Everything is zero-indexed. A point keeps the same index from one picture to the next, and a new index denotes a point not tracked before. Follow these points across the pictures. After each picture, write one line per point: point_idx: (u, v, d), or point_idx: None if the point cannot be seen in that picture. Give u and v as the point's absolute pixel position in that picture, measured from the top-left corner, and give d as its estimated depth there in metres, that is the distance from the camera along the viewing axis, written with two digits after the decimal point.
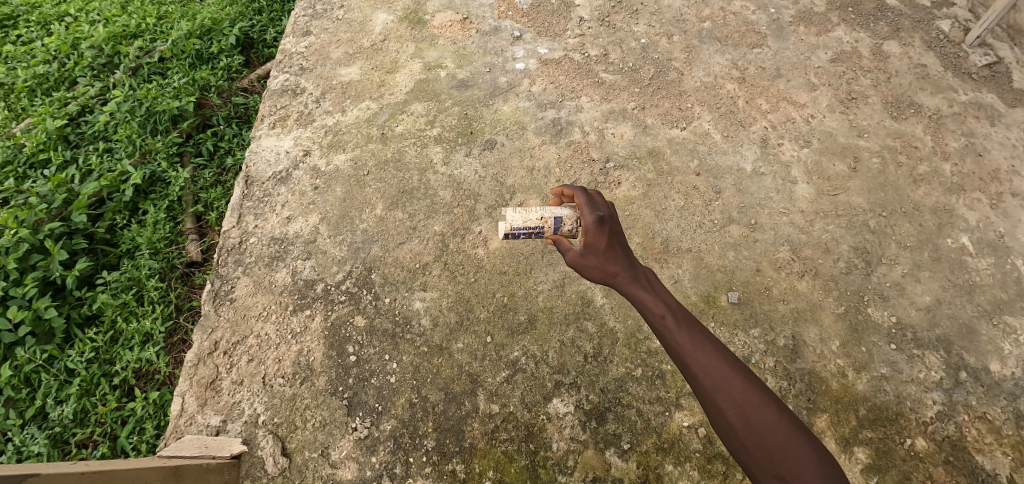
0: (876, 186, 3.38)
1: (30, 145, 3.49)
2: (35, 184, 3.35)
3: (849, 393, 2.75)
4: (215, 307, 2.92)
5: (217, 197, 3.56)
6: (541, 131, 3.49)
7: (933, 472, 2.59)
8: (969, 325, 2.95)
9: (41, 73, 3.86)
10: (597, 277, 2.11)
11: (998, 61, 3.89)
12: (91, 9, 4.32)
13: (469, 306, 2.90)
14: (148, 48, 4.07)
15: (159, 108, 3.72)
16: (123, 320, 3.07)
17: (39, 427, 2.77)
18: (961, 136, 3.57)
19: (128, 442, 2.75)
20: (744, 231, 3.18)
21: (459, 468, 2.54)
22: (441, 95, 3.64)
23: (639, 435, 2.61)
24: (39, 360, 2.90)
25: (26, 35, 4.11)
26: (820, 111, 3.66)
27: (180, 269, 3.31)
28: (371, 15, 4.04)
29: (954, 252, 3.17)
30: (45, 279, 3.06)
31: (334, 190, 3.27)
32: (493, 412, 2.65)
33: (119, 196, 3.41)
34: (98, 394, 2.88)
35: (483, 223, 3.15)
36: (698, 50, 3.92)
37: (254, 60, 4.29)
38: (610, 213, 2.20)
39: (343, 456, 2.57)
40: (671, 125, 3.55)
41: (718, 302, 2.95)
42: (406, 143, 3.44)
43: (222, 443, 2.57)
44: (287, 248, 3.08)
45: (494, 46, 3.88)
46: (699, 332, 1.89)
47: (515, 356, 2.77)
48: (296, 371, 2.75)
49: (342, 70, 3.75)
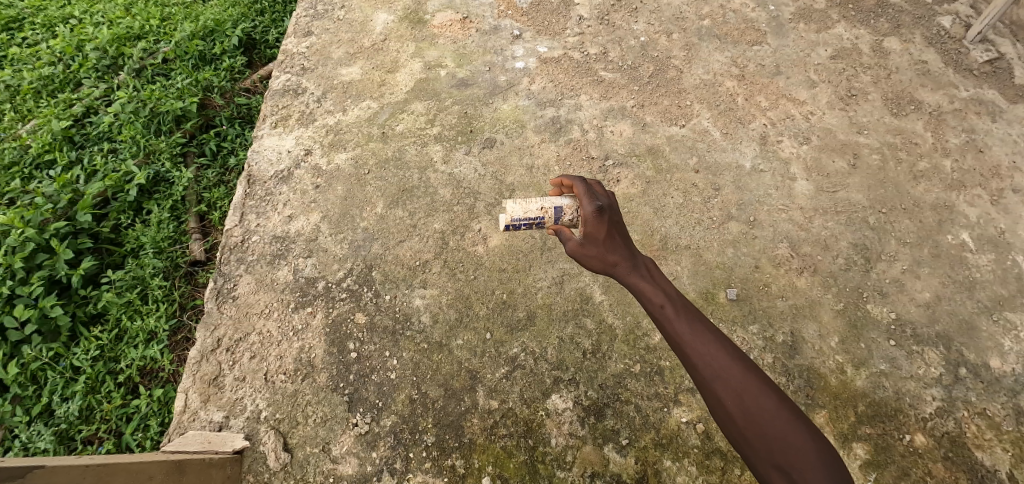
0: (876, 182, 3.38)
1: (36, 146, 3.53)
2: (41, 184, 3.40)
3: (848, 389, 2.76)
4: (218, 305, 2.95)
5: (220, 197, 3.61)
6: (540, 129, 3.51)
7: (933, 468, 2.59)
8: (969, 321, 2.95)
9: (46, 74, 3.90)
10: (597, 267, 2.12)
11: (999, 58, 3.88)
12: (96, 11, 4.36)
13: (469, 303, 2.92)
14: (152, 49, 4.11)
15: (162, 108, 3.76)
16: (127, 319, 3.11)
17: (45, 424, 2.81)
18: (962, 132, 3.57)
19: (133, 439, 2.80)
20: (743, 228, 3.19)
21: (458, 463, 2.57)
22: (441, 94, 3.66)
23: (638, 431, 2.63)
24: (45, 358, 2.94)
25: (31, 38, 4.16)
26: (820, 108, 3.66)
27: (184, 268, 3.35)
28: (371, 15, 4.07)
29: (954, 249, 3.17)
30: (51, 279, 3.10)
31: (335, 189, 3.30)
32: (492, 408, 2.67)
33: (123, 196, 3.45)
34: (104, 391, 2.92)
35: (483, 221, 3.17)
36: (698, 48, 3.93)
37: (257, 61, 4.34)
38: (610, 202, 2.20)
39: (343, 451, 2.60)
40: (670, 123, 3.56)
41: (718, 299, 2.96)
42: (406, 142, 3.46)
43: (225, 439, 2.60)
44: (288, 246, 3.11)
45: (494, 45, 3.90)
46: (699, 321, 1.90)
47: (514, 353, 2.79)
48: (299, 367, 2.78)
49: (343, 70, 3.78)
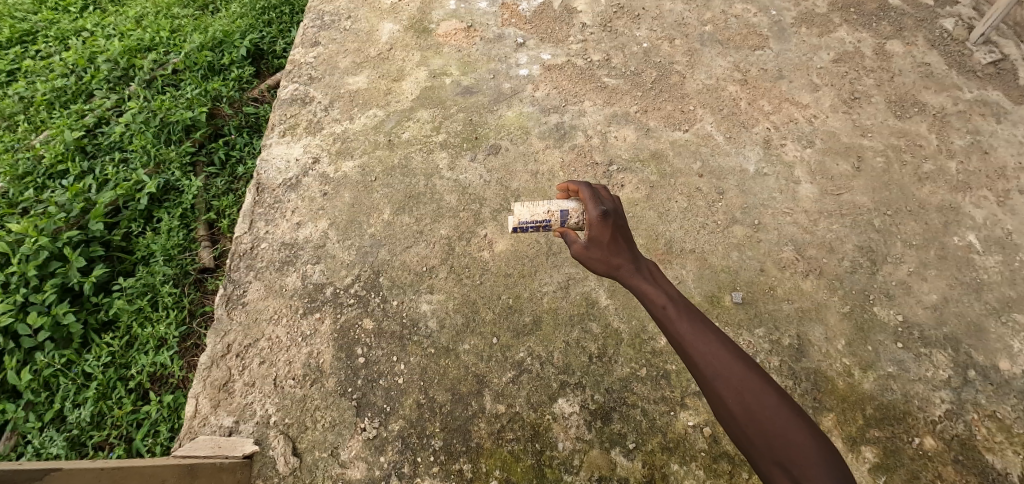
0: (881, 185, 3.38)
1: (48, 156, 3.58)
2: (54, 193, 3.45)
3: (855, 391, 2.76)
4: (227, 311, 2.98)
5: (228, 205, 3.66)
6: (544, 135, 3.54)
7: (942, 471, 2.58)
8: (978, 323, 2.95)
9: (59, 86, 3.97)
10: (600, 270, 2.14)
11: (1003, 59, 3.89)
12: (107, 24, 4.43)
13: (474, 308, 2.95)
14: (162, 61, 4.18)
15: (172, 119, 3.81)
16: (137, 325, 3.15)
17: (57, 430, 2.86)
18: (966, 134, 3.57)
19: (143, 445, 2.83)
20: (747, 232, 3.20)
21: (466, 468, 2.58)
22: (446, 102, 3.70)
23: (644, 435, 2.63)
24: (58, 364, 2.97)
25: (45, 50, 4.23)
26: (823, 111, 3.67)
27: (194, 275, 3.40)
28: (377, 25, 4.12)
29: (961, 250, 3.16)
30: (64, 286, 3.15)
31: (343, 196, 3.34)
32: (499, 412, 2.69)
33: (134, 204, 3.50)
34: (115, 397, 2.95)
35: (488, 226, 3.20)
36: (700, 53, 3.96)
37: (265, 71, 4.40)
38: (616, 207, 2.23)
39: (352, 456, 2.61)
40: (673, 127, 3.59)
41: (722, 302, 2.97)
42: (412, 149, 3.50)
43: (234, 443, 2.63)
44: (297, 253, 3.15)
45: (498, 53, 3.94)
46: (700, 321, 1.91)
47: (520, 357, 2.81)
48: (307, 373, 2.80)
49: (351, 79, 3.83)
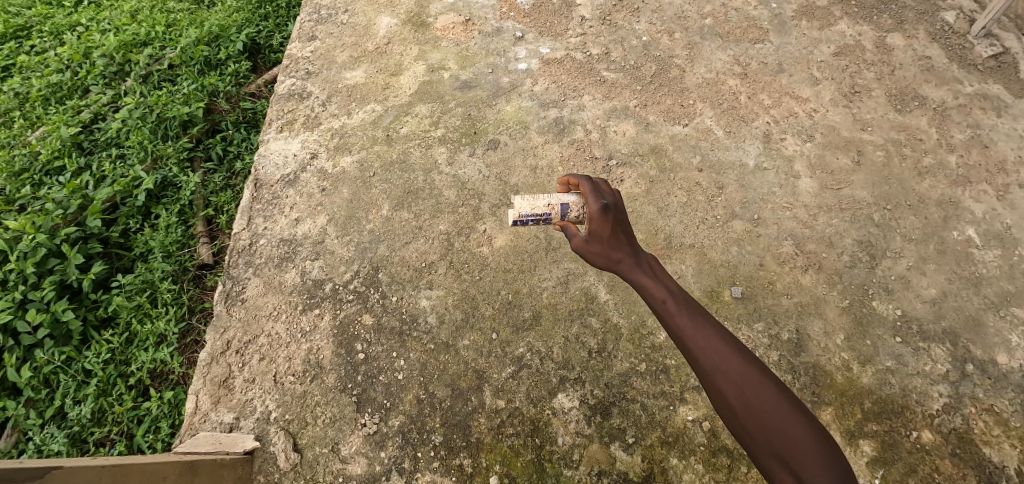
0: (881, 179, 3.38)
1: (45, 153, 3.57)
2: (51, 190, 3.44)
3: (853, 385, 2.76)
4: (226, 307, 2.98)
5: (227, 200, 3.66)
6: (543, 130, 3.53)
7: (940, 464, 2.59)
8: (976, 317, 2.95)
9: (55, 82, 3.95)
10: (601, 264, 2.14)
11: (1004, 52, 3.87)
12: (102, 18, 4.40)
13: (474, 304, 2.95)
14: (158, 55, 4.16)
15: (169, 114, 3.79)
16: (137, 322, 3.15)
17: (58, 427, 2.86)
18: (966, 128, 3.56)
19: (144, 441, 2.84)
20: (746, 226, 3.20)
21: (466, 462, 2.59)
22: (445, 97, 3.68)
23: (643, 429, 2.64)
24: (58, 361, 2.98)
25: (40, 46, 4.20)
26: (823, 105, 3.66)
27: (193, 271, 3.39)
28: (375, 19, 4.09)
29: (960, 245, 3.16)
30: (63, 283, 3.14)
31: (341, 191, 3.33)
32: (499, 407, 2.69)
33: (131, 201, 3.49)
34: (115, 394, 2.96)
35: (488, 222, 3.19)
36: (700, 47, 3.94)
37: (262, 66, 4.37)
38: (616, 201, 2.22)
39: (353, 451, 2.62)
40: (673, 122, 3.58)
41: (721, 297, 2.97)
42: (411, 144, 3.49)
43: (235, 439, 2.63)
44: (296, 248, 3.14)
45: (497, 47, 3.92)
46: (700, 315, 1.91)
47: (520, 352, 2.81)
48: (307, 369, 2.81)
49: (348, 74, 3.81)
